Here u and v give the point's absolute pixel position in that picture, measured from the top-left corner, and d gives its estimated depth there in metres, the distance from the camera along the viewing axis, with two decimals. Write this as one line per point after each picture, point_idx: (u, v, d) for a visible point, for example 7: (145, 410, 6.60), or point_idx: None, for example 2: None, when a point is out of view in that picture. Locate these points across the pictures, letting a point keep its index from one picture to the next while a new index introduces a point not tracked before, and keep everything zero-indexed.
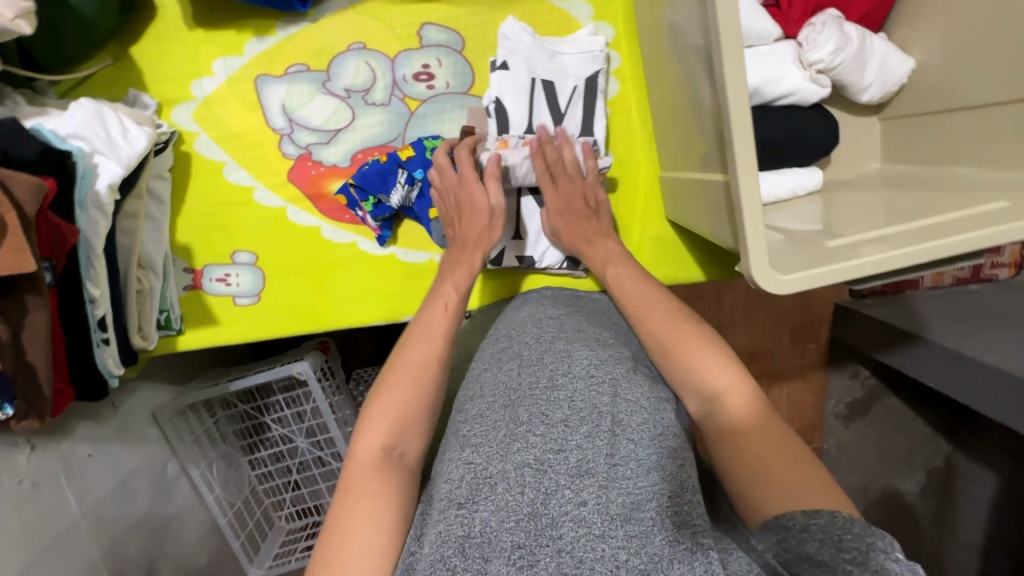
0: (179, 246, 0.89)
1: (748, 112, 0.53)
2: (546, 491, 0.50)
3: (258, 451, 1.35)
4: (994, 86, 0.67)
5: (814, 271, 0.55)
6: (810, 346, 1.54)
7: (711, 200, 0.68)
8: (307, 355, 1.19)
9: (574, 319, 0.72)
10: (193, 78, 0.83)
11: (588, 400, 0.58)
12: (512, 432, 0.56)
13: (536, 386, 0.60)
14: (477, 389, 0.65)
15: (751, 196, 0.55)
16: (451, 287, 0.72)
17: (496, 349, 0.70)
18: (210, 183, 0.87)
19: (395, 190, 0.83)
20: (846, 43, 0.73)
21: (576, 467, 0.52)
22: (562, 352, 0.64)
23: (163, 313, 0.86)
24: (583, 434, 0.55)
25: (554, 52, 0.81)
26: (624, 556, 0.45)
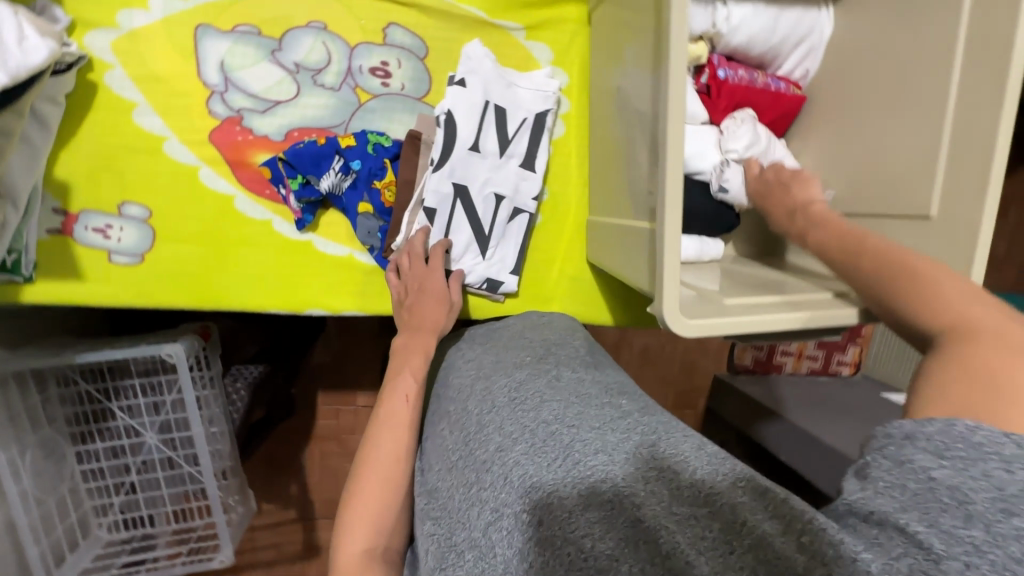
0: (54, 181, 0.77)
1: (680, 168, 0.59)
2: (504, 533, 0.47)
3: (92, 443, 1.16)
4: (857, 200, 0.81)
5: (710, 321, 0.62)
6: (689, 411, 1.71)
7: (635, 247, 0.73)
8: (181, 337, 1.06)
9: (491, 354, 0.72)
10: (122, 6, 0.75)
11: (516, 421, 0.56)
12: (465, 493, 0.54)
13: (469, 438, 0.59)
14: (427, 461, 0.63)
15: (672, 245, 0.61)
16: (411, 376, 0.67)
17: (433, 415, 0.69)
18: (113, 121, 0.77)
19: (327, 174, 0.80)
20: (757, 142, 0.86)
21: (520, 488, 0.49)
22: (482, 392, 0.63)
23: (11, 254, 0.73)
24: (520, 451, 0.52)
25: (511, 84, 0.85)
26: (590, 544, 0.43)
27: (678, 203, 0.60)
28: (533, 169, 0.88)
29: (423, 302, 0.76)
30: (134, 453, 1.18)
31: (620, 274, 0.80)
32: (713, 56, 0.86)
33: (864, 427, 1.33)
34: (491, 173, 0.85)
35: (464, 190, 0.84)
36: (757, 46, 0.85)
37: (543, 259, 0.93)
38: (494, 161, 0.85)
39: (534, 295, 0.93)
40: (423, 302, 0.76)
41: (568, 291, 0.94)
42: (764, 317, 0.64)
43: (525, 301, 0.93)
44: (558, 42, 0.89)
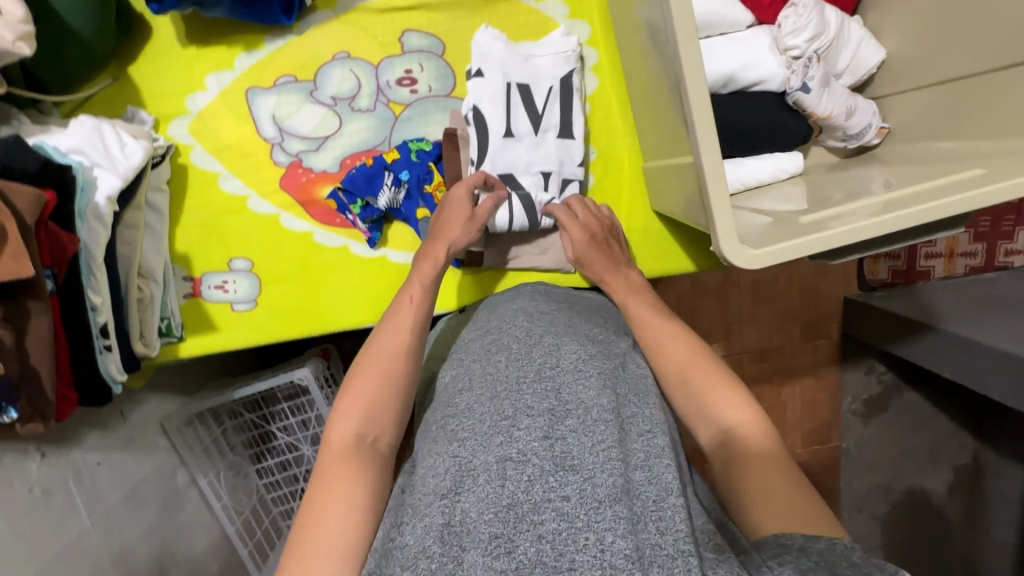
0: (178, 255, 0.92)
1: (705, 98, 0.56)
2: (528, 480, 0.48)
3: (266, 460, 1.37)
4: (964, 60, 0.69)
5: (783, 246, 0.56)
6: (822, 341, 1.49)
7: (688, 183, 0.69)
8: (308, 361, 1.21)
9: (565, 314, 0.71)
10: (187, 93, 0.86)
11: (576, 393, 0.56)
12: (494, 422, 0.54)
13: (523, 379, 0.58)
14: (467, 381, 0.63)
15: (715, 173, 0.57)
16: (417, 279, 0.70)
17: (485, 342, 0.68)
18: (206, 192, 0.90)
19: (382, 192, 0.86)
20: (824, 29, 0.74)
21: (560, 458, 0.50)
22: (551, 345, 0.62)
23: (163, 321, 0.89)
24: (570, 426, 0.53)
25: (528, 57, 0.83)
26: (611, 539, 0.44)
27: (713, 134, 0.57)
28: (574, 130, 0.85)
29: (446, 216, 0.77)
30: (298, 465, 1.38)
31: (684, 217, 0.76)
32: None
33: None
34: (529, 150, 0.84)
35: (511, 176, 0.83)
36: None
37: None
38: (532, 141, 0.84)
39: None
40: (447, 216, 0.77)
41: (640, 246, 0.90)
42: (848, 228, 0.57)
43: None
44: None
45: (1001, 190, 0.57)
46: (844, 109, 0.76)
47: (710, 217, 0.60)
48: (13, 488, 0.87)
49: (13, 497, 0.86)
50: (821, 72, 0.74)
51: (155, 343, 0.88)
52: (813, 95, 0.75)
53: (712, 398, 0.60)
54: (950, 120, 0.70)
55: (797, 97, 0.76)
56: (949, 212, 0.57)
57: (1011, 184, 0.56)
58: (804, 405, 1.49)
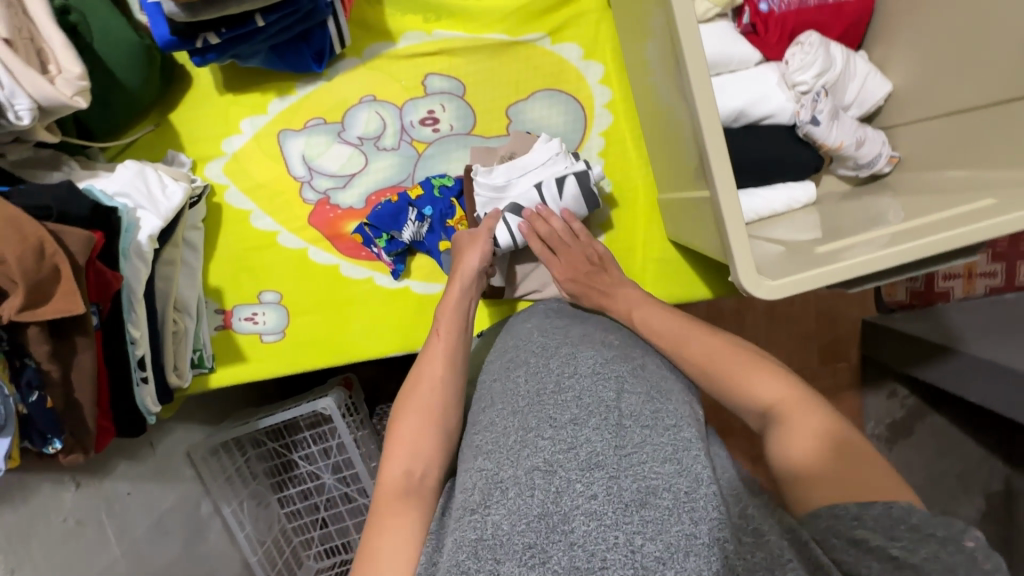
0: (211, 289, 0.96)
1: (720, 137, 0.59)
2: (557, 490, 0.49)
3: (287, 489, 1.38)
4: (971, 93, 0.71)
5: (797, 277, 0.58)
6: (841, 364, 1.49)
7: (702, 214, 0.71)
8: (331, 390, 1.23)
9: (578, 327, 0.73)
10: (223, 136, 0.91)
11: (595, 396, 0.58)
12: (520, 435, 0.56)
13: (543, 393, 0.60)
14: (489, 399, 0.65)
15: (730, 208, 0.60)
16: (446, 325, 0.71)
17: (504, 361, 0.70)
18: (238, 228, 0.94)
19: (406, 227, 0.89)
20: (830, 66, 0.77)
21: (586, 460, 0.51)
22: (567, 355, 0.65)
23: (196, 352, 0.92)
24: (592, 427, 0.54)
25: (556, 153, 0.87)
26: (640, 542, 0.45)
27: (727, 169, 0.60)
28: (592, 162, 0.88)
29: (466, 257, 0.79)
30: (320, 493, 1.38)
31: (700, 246, 0.78)
32: None
33: None
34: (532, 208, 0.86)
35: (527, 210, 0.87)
36: None
37: (623, 251, 0.93)
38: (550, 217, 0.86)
39: None
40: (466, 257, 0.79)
41: (655, 275, 0.92)
42: (862, 259, 0.59)
43: None
44: (584, 36, 0.89)
45: (1009, 223, 0.58)
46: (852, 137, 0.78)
47: (726, 247, 0.62)
48: (49, 519, 0.89)
49: (49, 528, 0.89)
50: (830, 103, 0.77)
51: (188, 373, 0.92)
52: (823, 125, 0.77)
53: (737, 377, 0.60)
54: (962, 149, 0.72)
55: (808, 129, 0.78)
56: (962, 242, 0.59)
57: (1017, 217, 0.58)
58: None
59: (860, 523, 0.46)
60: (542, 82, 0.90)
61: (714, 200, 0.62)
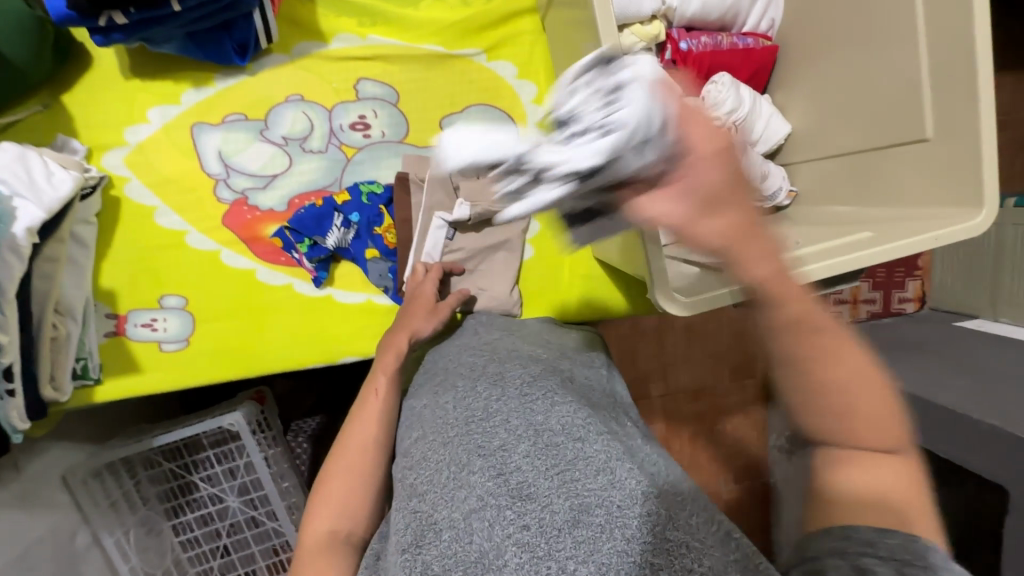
0: (102, 291, 0.86)
1: None
2: (490, 525, 0.49)
3: (184, 514, 1.26)
4: (855, 139, 0.81)
5: (708, 295, 0.63)
6: (749, 381, 1.59)
7: (624, 233, 0.76)
8: (241, 404, 1.14)
9: (509, 340, 0.73)
10: (127, 125, 0.83)
11: (524, 419, 0.57)
12: (452, 471, 0.55)
13: (472, 420, 0.59)
14: (420, 431, 0.63)
15: (650, 230, 0.64)
16: (380, 372, 0.71)
17: (433, 385, 0.68)
18: (140, 226, 0.86)
19: (331, 233, 0.86)
20: (740, 105, 0.85)
21: (518, 490, 0.51)
22: (495, 375, 0.64)
23: (78, 362, 0.82)
24: (522, 454, 0.54)
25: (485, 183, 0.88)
26: (573, 566, 0.46)
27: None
28: None
29: (409, 308, 0.78)
30: (222, 518, 1.26)
31: (624, 265, 0.82)
32: (670, 30, 0.86)
33: (932, 361, 1.26)
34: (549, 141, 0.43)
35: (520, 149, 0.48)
36: (714, 11, 0.87)
37: (551, 266, 0.95)
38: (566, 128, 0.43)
39: (546, 301, 0.95)
40: (410, 307, 0.78)
41: (583, 291, 0.95)
42: None
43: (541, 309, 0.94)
44: (520, 56, 0.91)
45: (884, 253, 0.66)
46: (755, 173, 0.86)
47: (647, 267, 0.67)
48: None
49: None
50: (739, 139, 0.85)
51: (67, 386, 0.81)
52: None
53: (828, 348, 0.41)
54: (850, 188, 0.81)
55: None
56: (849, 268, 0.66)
57: (888, 248, 0.66)
58: (734, 441, 1.59)
59: (870, 550, 0.40)
60: (477, 96, 0.91)
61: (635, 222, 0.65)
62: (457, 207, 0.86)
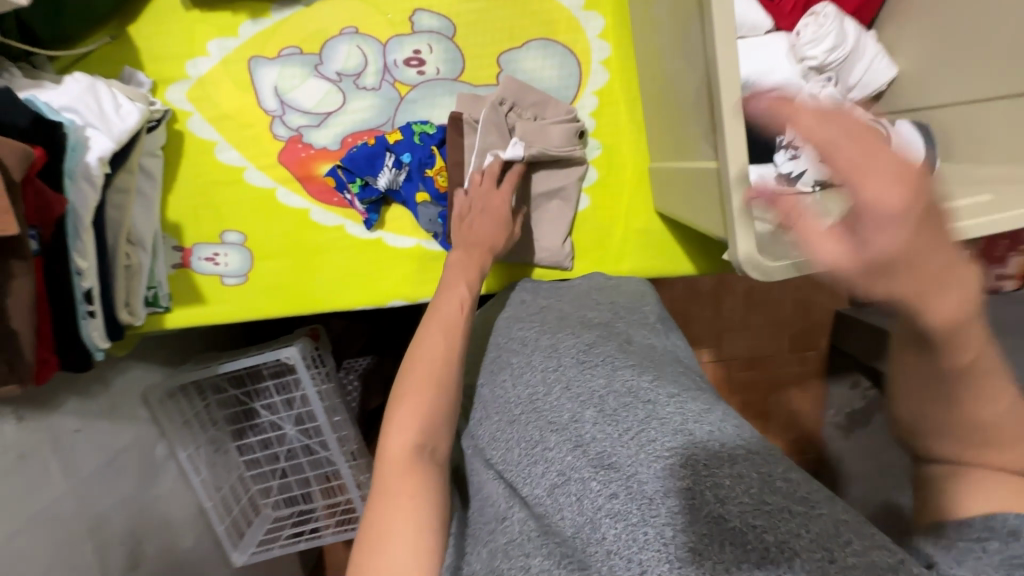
0: (170, 224, 0.90)
1: (738, 106, 0.54)
2: (577, 497, 0.48)
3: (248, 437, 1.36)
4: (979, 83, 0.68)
5: (795, 259, 0.56)
6: (810, 353, 1.52)
7: (703, 188, 0.69)
8: (296, 340, 1.19)
9: (560, 312, 0.72)
10: (188, 57, 0.83)
11: (585, 386, 0.57)
12: (527, 448, 0.55)
13: (536, 396, 0.59)
14: (483, 411, 0.63)
15: (735, 184, 0.56)
16: (463, 283, 0.69)
17: (488, 364, 0.68)
18: (201, 161, 0.87)
19: (383, 173, 0.84)
20: (842, 42, 0.73)
21: (597, 459, 0.49)
22: (548, 347, 0.64)
23: (151, 290, 0.87)
24: (592, 422, 0.53)
25: (543, 125, 0.83)
26: (671, 533, 0.42)
27: (741, 140, 0.55)
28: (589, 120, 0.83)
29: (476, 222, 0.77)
30: (281, 443, 1.36)
31: (693, 221, 0.75)
32: None
33: None
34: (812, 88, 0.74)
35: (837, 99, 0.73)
36: None
37: (606, 219, 0.90)
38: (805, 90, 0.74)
39: (601, 256, 0.90)
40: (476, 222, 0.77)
41: (639, 245, 0.90)
42: None
43: (594, 264, 0.90)
44: None
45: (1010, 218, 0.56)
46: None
47: (729, 224, 0.59)
48: None
49: None
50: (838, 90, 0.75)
51: (141, 312, 0.86)
52: (806, 152, 0.71)
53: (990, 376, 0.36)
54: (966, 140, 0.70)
55: (804, 169, 0.72)
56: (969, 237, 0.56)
57: (1015, 215, 0.56)
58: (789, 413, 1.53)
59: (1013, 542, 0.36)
60: (538, 30, 0.84)
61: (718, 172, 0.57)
62: (510, 147, 0.79)
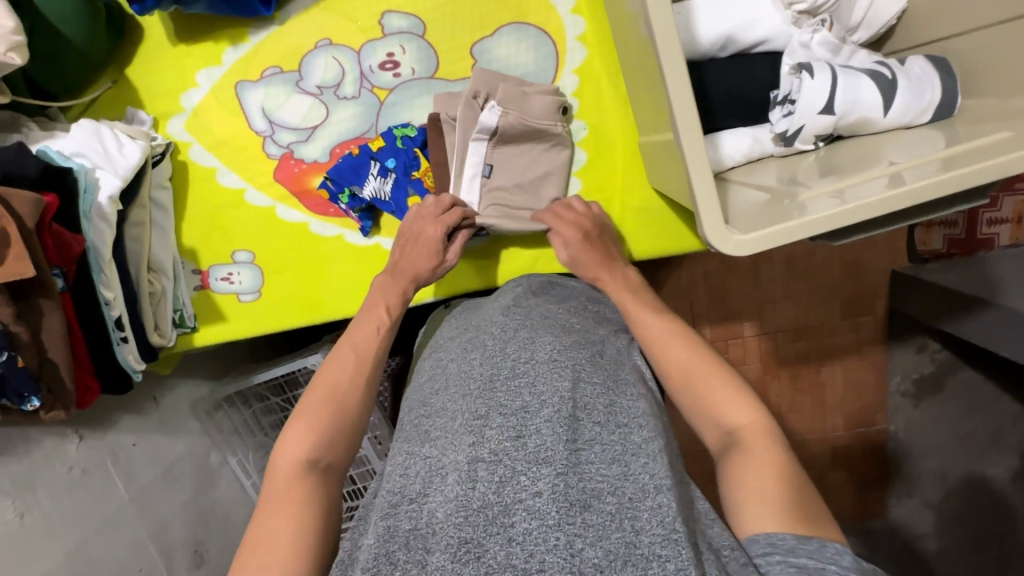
0: (186, 249, 0.95)
1: (683, 67, 0.50)
2: (501, 481, 0.51)
3: None
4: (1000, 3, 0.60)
5: (779, 228, 0.50)
6: (865, 319, 1.36)
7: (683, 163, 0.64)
8: (323, 348, 1.24)
9: (541, 304, 0.74)
10: (181, 91, 0.88)
11: (549, 384, 0.58)
12: (468, 421, 0.57)
13: (496, 377, 0.61)
14: (442, 381, 0.66)
15: (697, 152, 0.52)
16: (385, 304, 0.72)
17: (462, 341, 0.71)
18: (205, 188, 0.92)
19: (368, 181, 0.85)
20: None
21: (534, 455, 0.52)
22: (525, 340, 0.65)
23: (176, 312, 0.93)
24: (544, 419, 0.55)
25: (525, 92, 0.79)
26: (580, 546, 0.46)
27: (690, 100, 0.51)
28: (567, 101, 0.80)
29: (408, 256, 0.78)
30: None
31: (684, 196, 0.71)
32: None
33: None
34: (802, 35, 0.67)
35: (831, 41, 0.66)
36: None
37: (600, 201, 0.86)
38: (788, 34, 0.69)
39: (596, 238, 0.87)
40: (408, 255, 0.78)
41: (639, 226, 0.86)
42: (853, 206, 0.51)
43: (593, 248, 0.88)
44: None
45: (1013, 162, 0.51)
46: (848, 115, 0.64)
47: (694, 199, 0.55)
48: (55, 468, 0.95)
49: (56, 476, 0.95)
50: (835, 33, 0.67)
51: (171, 334, 0.93)
52: (801, 107, 0.64)
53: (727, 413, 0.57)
54: (990, 71, 0.61)
55: (802, 125, 0.65)
56: (972, 183, 0.51)
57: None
58: (846, 385, 1.37)
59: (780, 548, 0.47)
60: (508, 15, 0.82)
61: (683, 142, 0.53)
62: (485, 113, 0.77)
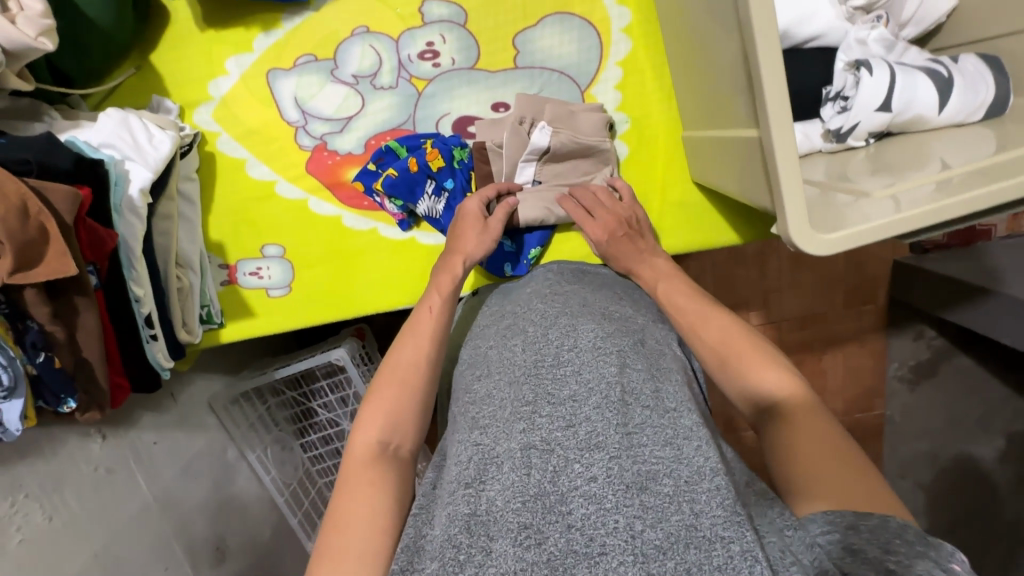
0: (212, 243, 0.92)
1: (779, 64, 0.49)
2: (555, 468, 0.47)
3: (309, 435, 1.42)
4: None
5: (858, 230, 0.52)
6: (867, 307, 1.39)
7: (745, 161, 0.64)
8: (344, 341, 1.23)
9: (581, 292, 0.72)
10: (209, 78, 0.85)
11: (594, 371, 0.56)
12: (517, 407, 0.54)
13: (541, 364, 0.59)
14: (484, 368, 0.64)
15: (785, 147, 0.51)
16: (435, 291, 0.72)
17: (502, 328, 0.70)
18: (234, 180, 0.89)
19: (423, 201, 0.84)
20: None
21: (586, 441, 0.49)
22: (567, 327, 0.63)
23: (204, 308, 0.90)
24: (593, 405, 0.52)
25: (572, 111, 0.81)
26: (640, 529, 0.42)
27: (784, 94, 0.50)
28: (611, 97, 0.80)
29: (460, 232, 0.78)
30: (341, 439, 1.42)
31: (735, 193, 0.71)
32: None
33: None
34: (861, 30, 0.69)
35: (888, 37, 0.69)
36: None
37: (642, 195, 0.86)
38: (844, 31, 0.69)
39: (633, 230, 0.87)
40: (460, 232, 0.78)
41: (680, 220, 0.86)
42: (934, 207, 0.51)
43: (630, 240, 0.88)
44: None
45: None
46: (904, 113, 0.65)
47: (775, 193, 0.54)
48: (79, 468, 0.93)
49: (80, 476, 0.92)
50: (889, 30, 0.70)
51: (198, 329, 0.89)
52: (858, 103, 0.64)
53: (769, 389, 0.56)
54: None
55: (858, 121, 0.65)
56: None
57: None
58: (847, 372, 1.41)
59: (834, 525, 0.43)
60: (551, 5, 0.80)
61: (764, 138, 0.53)
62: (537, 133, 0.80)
